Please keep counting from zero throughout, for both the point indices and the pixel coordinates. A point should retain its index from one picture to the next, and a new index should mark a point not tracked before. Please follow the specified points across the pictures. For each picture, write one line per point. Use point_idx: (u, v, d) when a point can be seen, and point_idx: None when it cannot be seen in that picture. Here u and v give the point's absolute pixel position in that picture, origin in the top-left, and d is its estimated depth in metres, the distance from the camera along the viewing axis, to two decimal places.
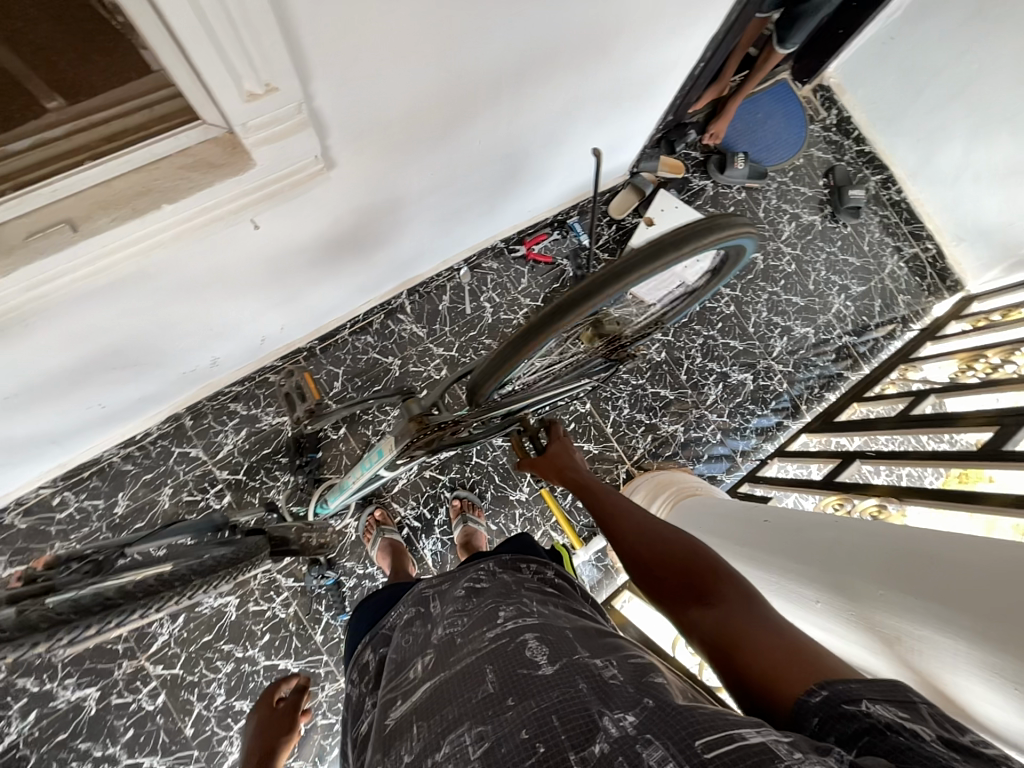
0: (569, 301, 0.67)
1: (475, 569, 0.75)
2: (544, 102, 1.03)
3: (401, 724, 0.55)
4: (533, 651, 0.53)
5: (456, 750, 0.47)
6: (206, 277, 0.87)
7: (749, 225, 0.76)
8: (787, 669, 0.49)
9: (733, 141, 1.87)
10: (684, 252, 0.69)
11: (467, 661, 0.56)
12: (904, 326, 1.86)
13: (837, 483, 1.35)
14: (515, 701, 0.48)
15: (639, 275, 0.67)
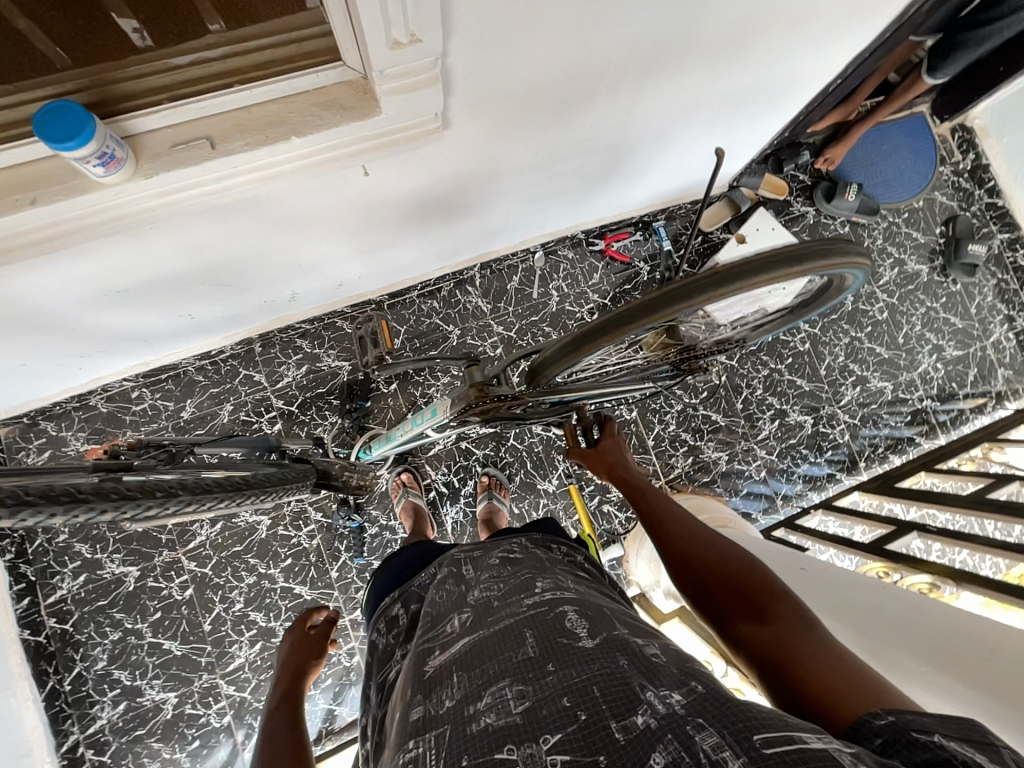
0: (659, 300, 0.65)
1: (509, 542, 0.79)
2: (665, 96, 0.99)
3: (440, 672, 0.57)
4: (573, 622, 0.56)
5: (498, 703, 0.49)
6: (309, 214, 0.91)
7: (864, 256, 0.71)
8: (845, 692, 0.48)
9: (850, 170, 1.75)
10: (791, 270, 0.66)
11: (506, 623, 0.59)
12: (997, 402, 1.71)
13: (885, 550, 1.26)
14: (555, 667, 0.51)
15: (738, 286, 0.64)
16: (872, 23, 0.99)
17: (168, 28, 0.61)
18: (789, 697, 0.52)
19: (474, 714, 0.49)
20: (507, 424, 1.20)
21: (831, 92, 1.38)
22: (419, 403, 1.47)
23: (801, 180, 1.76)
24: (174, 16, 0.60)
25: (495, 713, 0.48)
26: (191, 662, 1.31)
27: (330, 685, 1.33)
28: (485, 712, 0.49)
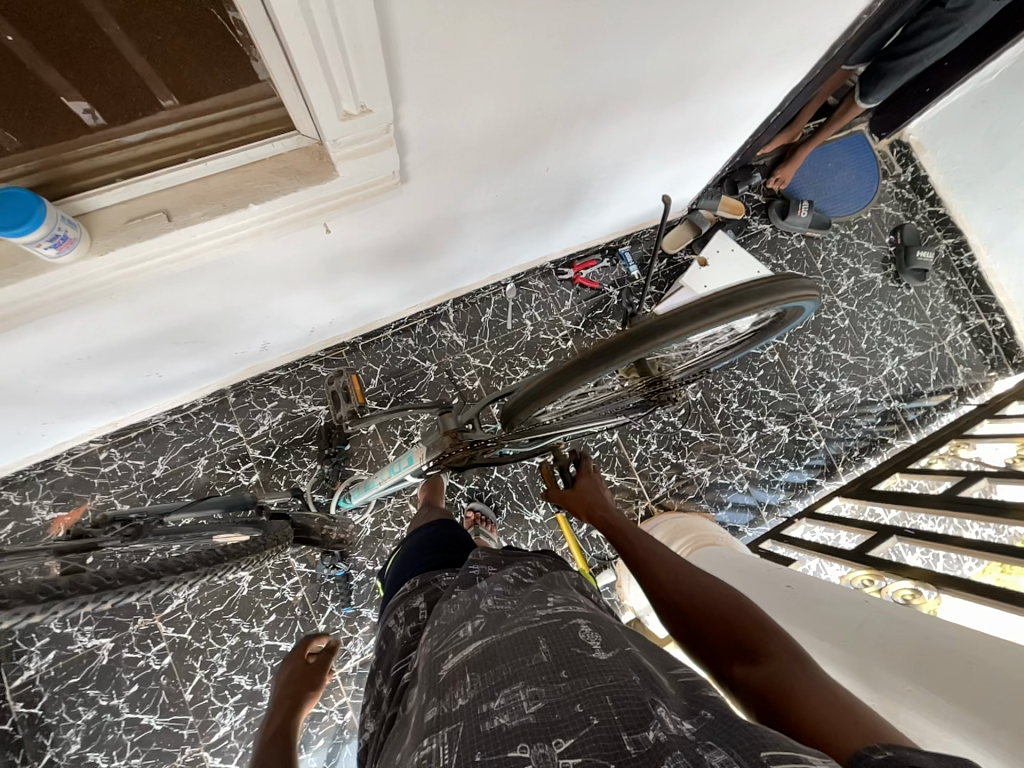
0: (614, 347, 0.67)
1: (522, 564, 0.76)
2: (615, 138, 1.04)
3: (452, 674, 0.56)
4: (587, 635, 0.55)
5: (512, 704, 0.48)
6: (274, 270, 0.92)
7: (814, 289, 0.74)
8: (841, 728, 0.47)
9: (801, 187, 1.83)
10: (745, 309, 0.68)
11: (518, 630, 0.57)
12: (961, 398, 1.78)
13: (868, 556, 1.29)
14: (569, 675, 0.49)
15: (690, 329, 0.66)
16: (802, 61, 1.06)
17: (118, 113, 0.61)
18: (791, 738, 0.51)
19: (488, 713, 0.48)
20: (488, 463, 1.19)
21: (774, 119, 1.46)
22: (400, 442, 1.45)
23: (756, 199, 1.84)
24: (124, 101, 0.60)
25: (508, 714, 0.47)
26: (172, 736, 1.24)
27: (322, 747, 1.27)
28: (499, 712, 0.48)
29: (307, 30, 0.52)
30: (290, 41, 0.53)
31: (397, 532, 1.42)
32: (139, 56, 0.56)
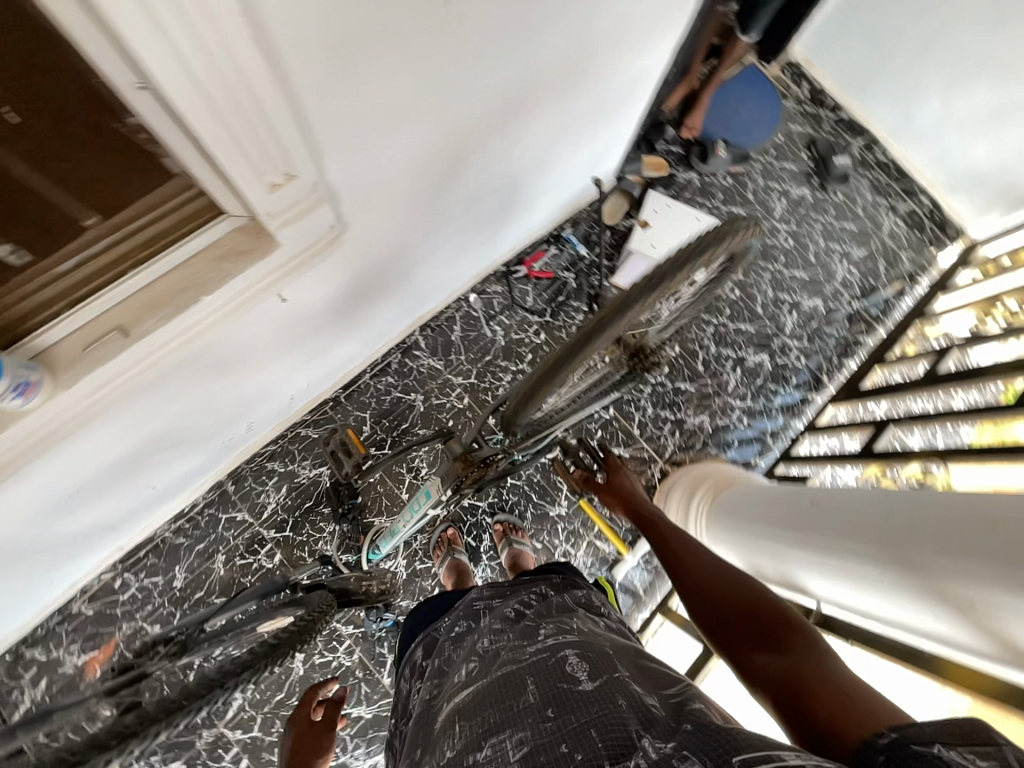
0: (592, 330, 0.69)
1: (527, 591, 0.81)
2: (530, 135, 1.07)
3: (446, 726, 0.61)
4: (574, 667, 0.59)
5: (497, 754, 0.53)
6: (243, 351, 0.91)
7: (756, 225, 0.79)
8: (855, 714, 0.50)
9: (712, 129, 1.85)
10: (700, 260, 0.71)
11: (508, 671, 0.62)
12: (913, 281, 1.87)
13: (874, 452, 1.37)
14: (554, 713, 0.54)
15: (657, 293, 0.69)
16: (680, 18, 1.11)
17: (48, 245, 0.62)
18: (800, 724, 0.53)
19: (473, 765, 0.53)
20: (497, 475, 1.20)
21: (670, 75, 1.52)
22: (410, 480, 1.45)
23: (675, 151, 1.91)
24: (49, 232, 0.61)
25: (494, 764, 0.52)
26: None
27: None
28: (484, 763, 0.52)
29: (216, 120, 0.53)
30: (202, 134, 0.54)
31: (432, 566, 1.42)
32: (54, 184, 0.57)
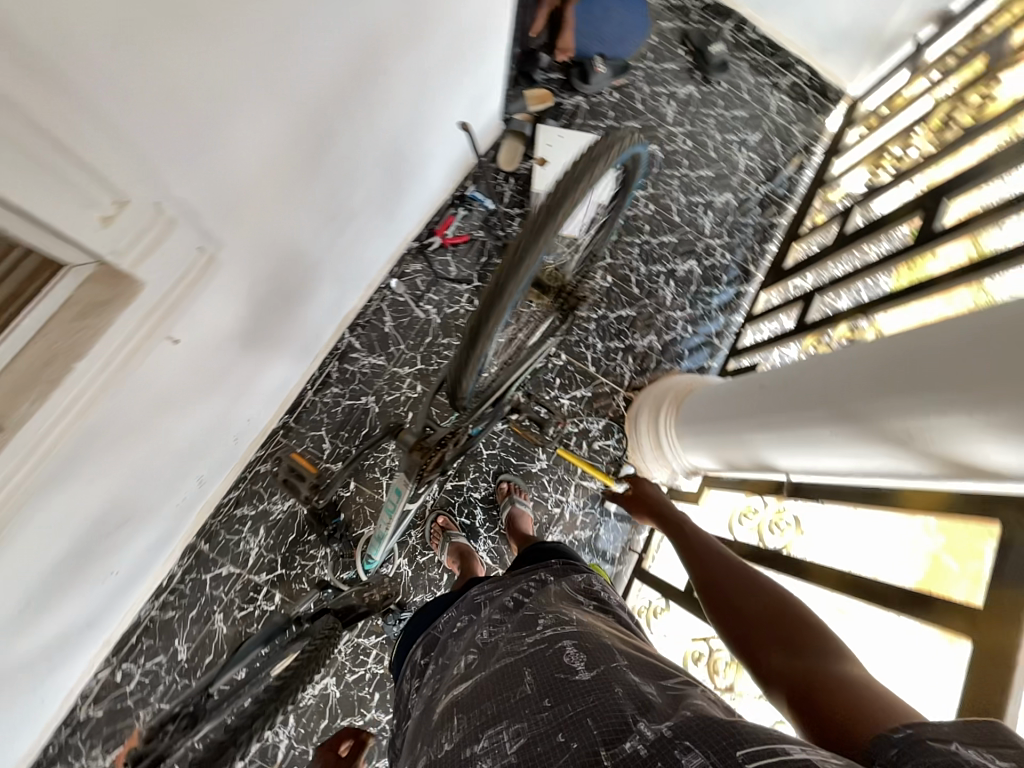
0: (504, 278, 0.66)
1: (526, 579, 0.82)
2: (392, 94, 0.99)
3: (445, 716, 0.64)
4: (571, 656, 0.60)
5: (494, 744, 0.55)
6: (155, 408, 0.83)
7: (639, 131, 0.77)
8: (871, 711, 0.46)
9: (586, 47, 1.81)
10: (592, 179, 0.69)
11: (506, 663, 0.64)
12: (809, 152, 1.93)
13: (808, 324, 1.44)
14: (550, 702, 0.56)
15: (557, 223, 0.66)
16: None
17: None
18: (816, 726, 0.50)
19: (472, 757, 0.56)
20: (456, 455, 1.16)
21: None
22: (387, 483, 1.43)
23: (555, 79, 1.83)
24: None
25: (491, 755, 0.54)
26: None
27: None
28: (482, 754, 0.55)
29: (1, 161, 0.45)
30: None
31: (433, 555, 1.43)
32: None
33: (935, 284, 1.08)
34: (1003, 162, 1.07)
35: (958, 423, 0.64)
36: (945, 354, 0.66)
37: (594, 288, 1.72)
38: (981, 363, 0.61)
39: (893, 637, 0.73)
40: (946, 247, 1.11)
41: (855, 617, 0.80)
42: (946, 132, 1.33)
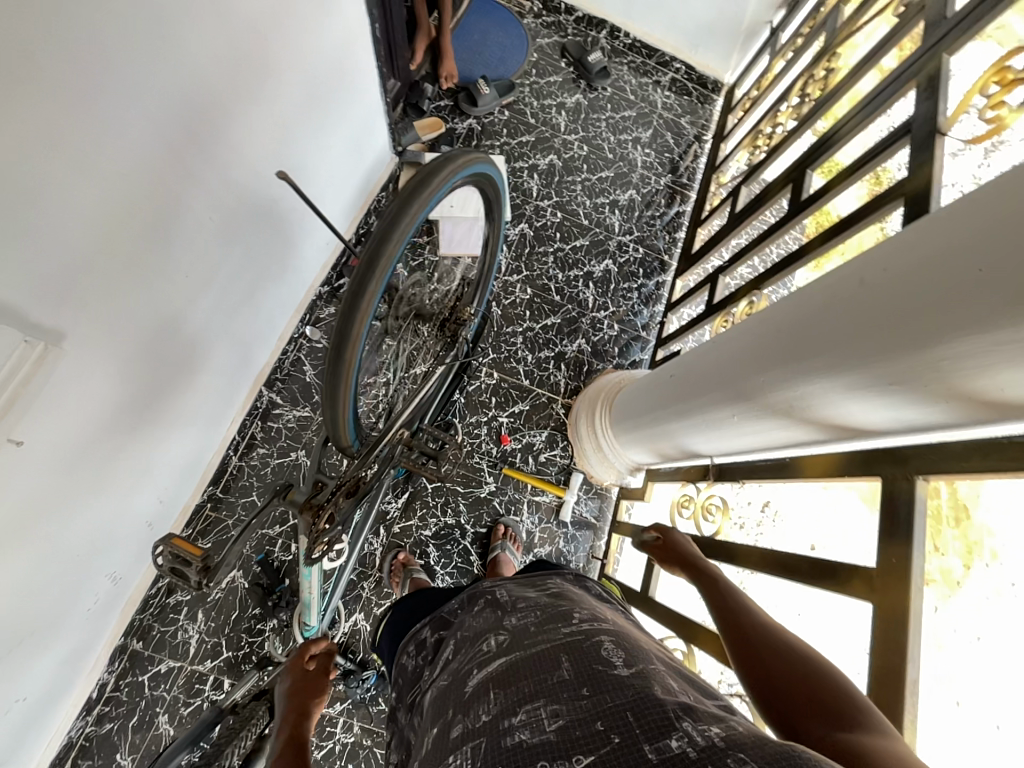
0: (358, 288, 0.67)
1: (546, 582, 0.75)
2: (247, 144, 0.97)
3: (477, 690, 0.55)
4: (610, 652, 0.52)
5: (533, 719, 0.47)
6: (21, 514, 0.77)
7: (485, 155, 0.83)
8: None
9: (468, 71, 1.87)
10: (432, 187, 0.72)
11: (543, 646, 0.56)
12: (700, 141, 2.02)
13: (716, 304, 1.47)
14: (590, 690, 0.48)
15: (401, 224, 0.68)
16: None
17: None
18: None
19: (509, 728, 0.48)
20: (374, 506, 1.10)
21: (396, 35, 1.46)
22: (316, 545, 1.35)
23: (445, 105, 1.84)
24: None
25: (529, 730, 0.46)
26: None
27: None
28: (519, 726, 0.47)
29: None
30: None
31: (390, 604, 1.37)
32: None
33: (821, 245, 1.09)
34: (853, 126, 1.14)
35: (823, 389, 0.66)
36: (802, 325, 0.68)
37: (516, 301, 1.72)
38: (831, 326, 0.62)
39: (832, 616, 0.71)
40: (839, 195, 1.11)
41: (805, 614, 0.77)
42: (803, 106, 1.41)
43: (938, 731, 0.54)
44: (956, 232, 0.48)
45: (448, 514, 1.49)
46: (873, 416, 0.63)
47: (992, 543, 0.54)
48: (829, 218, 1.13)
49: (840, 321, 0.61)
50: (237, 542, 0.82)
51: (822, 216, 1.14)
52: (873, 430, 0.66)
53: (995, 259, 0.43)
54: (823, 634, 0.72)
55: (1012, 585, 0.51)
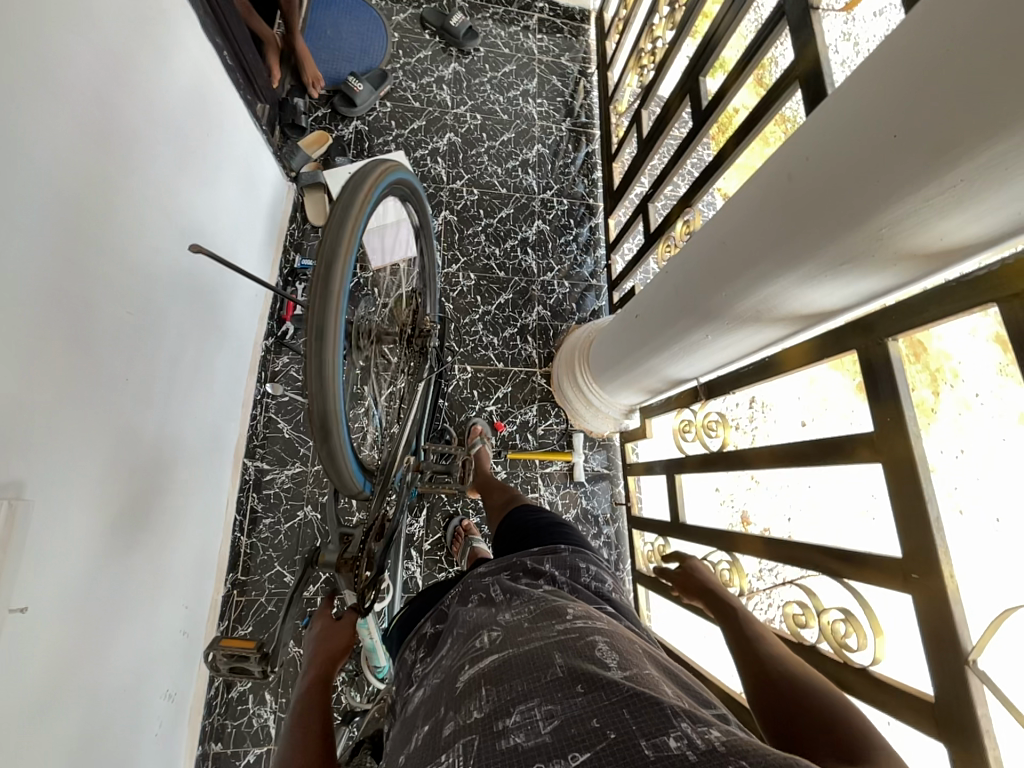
0: (318, 337, 0.64)
1: (538, 572, 0.74)
2: (140, 222, 0.90)
3: (468, 686, 0.53)
4: (604, 653, 0.51)
5: (527, 720, 0.45)
6: (47, 675, 0.72)
7: (397, 161, 0.81)
8: None
9: (335, 72, 1.76)
10: (356, 222, 0.69)
11: (536, 644, 0.54)
12: (587, 75, 1.99)
13: (654, 232, 1.48)
14: (584, 687, 0.46)
15: (341, 270, 0.65)
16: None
17: None
18: None
19: (503, 730, 0.45)
20: (400, 535, 1.10)
21: (256, 66, 1.32)
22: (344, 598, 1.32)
23: (323, 114, 1.74)
24: None
25: (524, 733, 0.44)
26: None
27: None
28: (514, 729, 0.45)
29: None
30: None
31: None
32: None
33: (737, 149, 1.10)
34: (728, 23, 1.14)
35: (783, 286, 0.68)
36: (744, 235, 0.70)
37: (463, 290, 1.69)
38: (771, 229, 0.65)
39: (836, 480, 0.80)
40: (738, 95, 1.12)
41: (817, 489, 0.85)
42: (675, 13, 1.41)
43: (965, 544, 0.60)
44: (857, 111, 0.50)
45: (471, 514, 1.50)
46: (834, 298, 0.66)
47: (952, 365, 0.62)
48: (735, 121, 1.14)
49: (778, 223, 0.63)
50: (285, 620, 0.80)
51: (728, 121, 1.15)
52: (836, 310, 0.70)
53: (905, 123, 0.45)
54: (835, 496, 0.81)
55: (976, 394, 0.58)
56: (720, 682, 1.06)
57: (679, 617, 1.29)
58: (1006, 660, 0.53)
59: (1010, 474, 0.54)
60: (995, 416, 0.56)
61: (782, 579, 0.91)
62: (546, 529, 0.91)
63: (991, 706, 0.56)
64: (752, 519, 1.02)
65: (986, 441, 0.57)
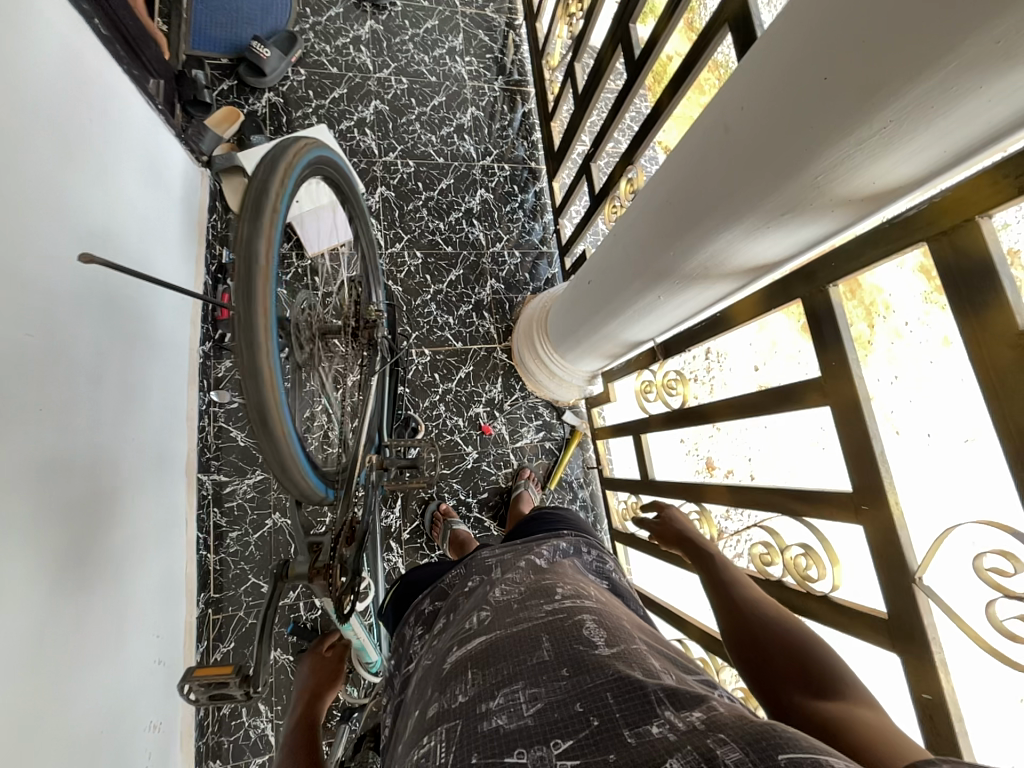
0: (247, 348, 0.59)
1: (537, 545, 0.74)
2: (28, 231, 0.79)
3: (456, 667, 0.53)
4: (591, 631, 0.51)
5: (511, 703, 0.46)
6: (8, 736, 0.67)
7: (314, 138, 0.74)
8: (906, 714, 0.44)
9: (236, 37, 1.58)
10: (275, 214, 0.62)
11: (524, 627, 0.54)
12: (514, 28, 1.88)
13: (599, 193, 1.45)
14: (569, 671, 0.47)
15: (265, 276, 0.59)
16: None
17: None
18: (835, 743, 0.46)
19: (486, 713, 0.46)
20: (376, 530, 1.08)
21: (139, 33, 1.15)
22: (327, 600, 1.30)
23: (229, 87, 1.57)
24: None
25: (506, 715, 0.45)
26: None
27: None
28: (497, 712, 0.45)
29: None
30: None
31: None
32: None
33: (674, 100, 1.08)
34: None
35: (727, 242, 0.68)
36: (686, 190, 0.69)
37: (411, 270, 1.62)
38: (711, 183, 0.64)
39: (789, 420, 0.84)
40: (670, 41, 1.08)
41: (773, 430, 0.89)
42: None
43: (904, 468, 0.64)
44: (784, 55, 0.49)
45: (447, 497, 1.50)
46: (777, 249, 0.67)
47: (883, 298, 0.64)
48: (670, 69, 1.10)
49: (717, 176, 0.62)
50: (263, 637, 0.77)
51: (664, 70, 1.11)
52: (779, 261, 0.71)
53: (834, 64, 0.43)
54: (789, 435, 0.85)
55: (906, 324, 0.61)
56: (699, 621, 1.12)
57: (658, 567, 1.35)
58: (950, 574, 0.58)
59: (937, 397, 0.57)
60: (919, 349, 0.59)
61: (749, 521, 0.95)
62: (546, 515, 0.90)
63: (935, 616, 0.61)
64: (716, 467, 1.06)
65: (914, 368, 0.60)
